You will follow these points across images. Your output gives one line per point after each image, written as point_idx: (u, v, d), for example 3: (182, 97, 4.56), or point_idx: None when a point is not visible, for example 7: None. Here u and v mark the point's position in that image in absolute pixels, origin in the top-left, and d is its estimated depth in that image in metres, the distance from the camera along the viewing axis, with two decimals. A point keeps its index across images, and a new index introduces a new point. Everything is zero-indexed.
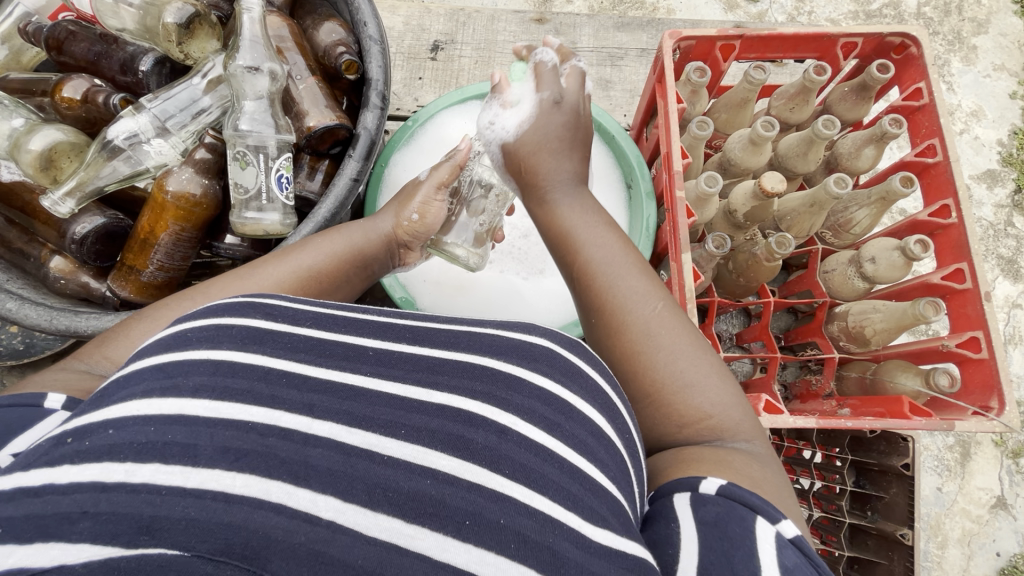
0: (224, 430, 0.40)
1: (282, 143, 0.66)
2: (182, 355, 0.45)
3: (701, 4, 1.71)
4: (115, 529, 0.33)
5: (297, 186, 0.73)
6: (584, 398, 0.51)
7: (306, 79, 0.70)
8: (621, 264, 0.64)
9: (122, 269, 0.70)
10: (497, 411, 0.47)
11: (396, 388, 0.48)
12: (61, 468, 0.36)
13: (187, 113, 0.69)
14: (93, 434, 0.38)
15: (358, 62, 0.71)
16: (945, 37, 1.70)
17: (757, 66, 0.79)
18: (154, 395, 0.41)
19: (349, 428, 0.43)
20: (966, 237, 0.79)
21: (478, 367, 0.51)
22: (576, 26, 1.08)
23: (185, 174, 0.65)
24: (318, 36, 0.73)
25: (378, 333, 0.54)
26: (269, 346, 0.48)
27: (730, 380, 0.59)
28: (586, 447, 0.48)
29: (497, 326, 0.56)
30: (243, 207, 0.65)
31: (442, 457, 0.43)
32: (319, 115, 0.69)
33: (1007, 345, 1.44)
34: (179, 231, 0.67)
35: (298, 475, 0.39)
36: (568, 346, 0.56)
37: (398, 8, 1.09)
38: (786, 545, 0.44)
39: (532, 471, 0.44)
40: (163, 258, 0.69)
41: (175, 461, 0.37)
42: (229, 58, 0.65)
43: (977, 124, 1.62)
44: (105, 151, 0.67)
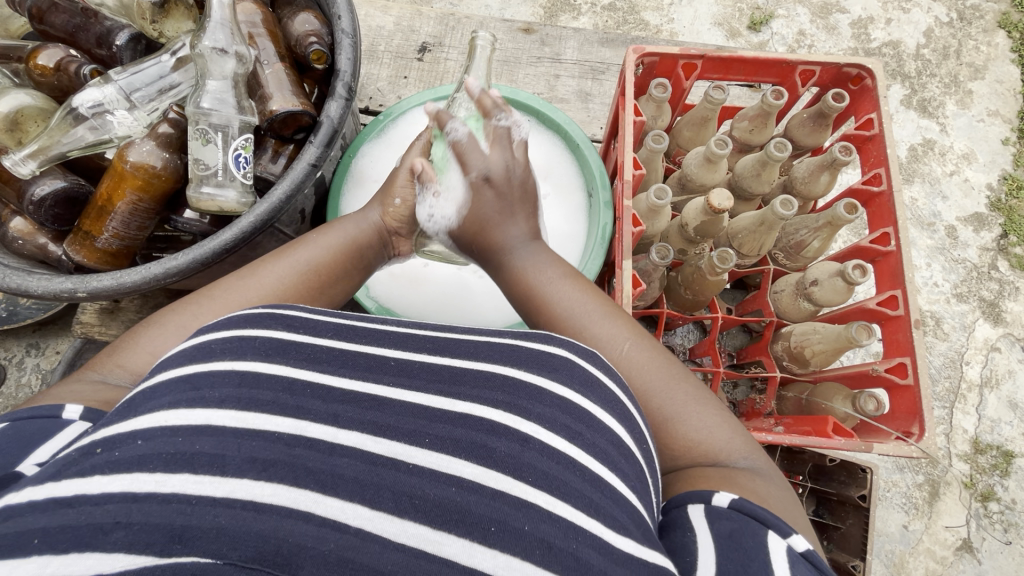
0: (251, 441, 0.43)
1: (245, 124, 0.69)
2: (211, 366, 0.47)
3: (704, 30, 1.75)
4: (150, 538, 0.36)
5: (258, 167, 0.75)
6: (606, 409, 0.53)
7: (273, 64, 0.72)
8: (587, 310, 0.65)
9: (79, 234, 0.70)
10: (518, 420, 0.49)
11: (420, 398, 0.51)
12: (92, 479, 0.38)
13: (153, 87, 0.71)
14: (122, 445, 0.41)
15: (327, 53, 0.74)
16: (941, 80, 1.72)
17: (716, 87, 0.82)
18: (182, 406, 0.44)
19: (374, 436, 0.46)
20: (902, 264, 0.80)
21: (499, 377, 0.53)
22: (562, 39, 1.10)
23: (146, 146, 0.67)
24: (292, 26, 0.75)
25: (397, 343, 0.56)
26: (293, 357, 0.51)
27: (714, 404, 0.61)
28: (607, 455, 0.50)
29: (516, 336, 0.57)
30: (200, 182, 0.66)
31: (466, 465, 0.46)
32: (283, 99, 0.71)
33: (983, 388, 1.44)
34: (136, 202, 0.68)
35: (326, 484, 0.42)
36: (587, 356, 0.57)
37: (390, 8, 1.12)
38: (799, 558, 0.46)
39: (554, 479, 0.46)
40: (118, 227, 0.69)
41: (204, 471, 0.40)
42: (197, 39, 0.68)
43: (968, 167, 1.63)
44: (70, 116, 0.70)
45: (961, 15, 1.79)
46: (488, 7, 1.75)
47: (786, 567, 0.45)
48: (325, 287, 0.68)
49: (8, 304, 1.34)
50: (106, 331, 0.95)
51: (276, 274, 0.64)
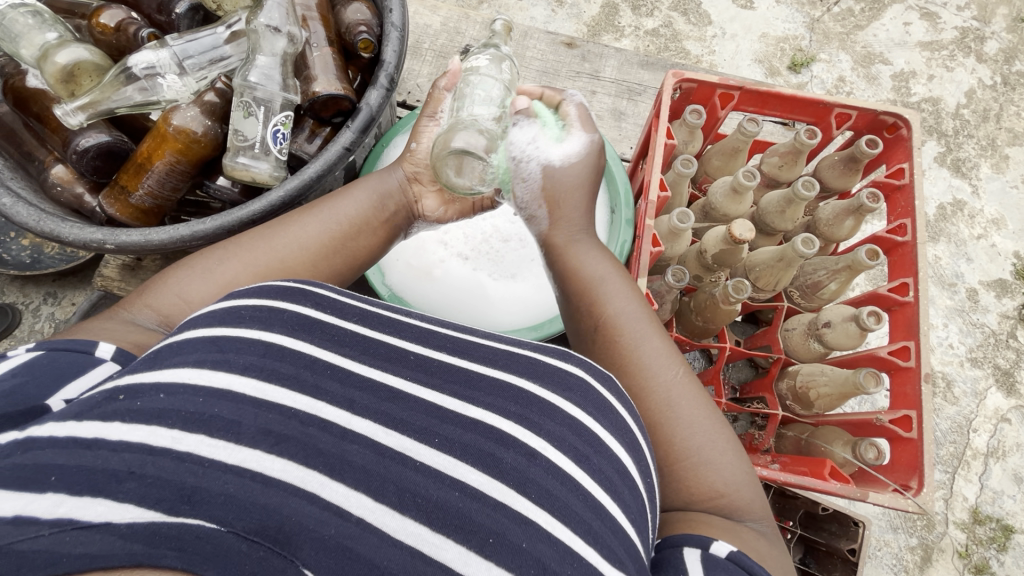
0: (266, 413, 0.46)
1: (286, 102, 0.71)
2: (238, 332, 0.50)
3: (744, 66, 1.76)
4: (159, 495, 0.38)
5: (293, 145, 0.76)
6: (615, 435, 0.54)
7: (322, 48, 0.74)
8: (643, 323, 0.67)
9: (116, 189, 0.72)
10: (527, 434, 0.51)
11: (433, 396, 0.53)
12: (112, 424, 0.41)
13: (205, 56, 0.74)
14: (144, 396, 0.43)
15: (374, 43, 0.77)
16: (978, 141, 1.71)
17: (750, 119, 0.82)
18: (206, 366, 0.47)
19: (386, 428, 0.49)
20: (917, 317, 0.79)
21: (513, 390, 0.55)
22: (603, 57, 1.12)
23: (190, 112, 0.69)
24: (345, 13, 0.77)
25: (420, 338, 0.58)
26: (318, 336, 0.54)
27: (742, 455, 0.62)
28: (611, 483, 0.51)
29: (535, 349, 0.59)
30: (237, 152, 0.68)
31: (472, 471, 0.48)
32: (326, 82, 0.73)
33: (989, 458, 1.41)
34: (174, 163, 0.70)
35: (333, 468, 0.44)
36: (602, 380, 0.58)
37: (439, 8, 1.14)
38: None
39: (557, 500, 0.47)
40: (152, 185, 0.71)
41: (219, 435, 0.43)
42: (254, 16, 0.70)
43: (996, 233, 1.61)
44: (123, 75, 0.72)
45: (1005, 80, 1.78)
46: (534, 18, 1.78)
47: None
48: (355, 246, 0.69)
49: (33, 252, 1.40)
50: (125, 287, 0.97)
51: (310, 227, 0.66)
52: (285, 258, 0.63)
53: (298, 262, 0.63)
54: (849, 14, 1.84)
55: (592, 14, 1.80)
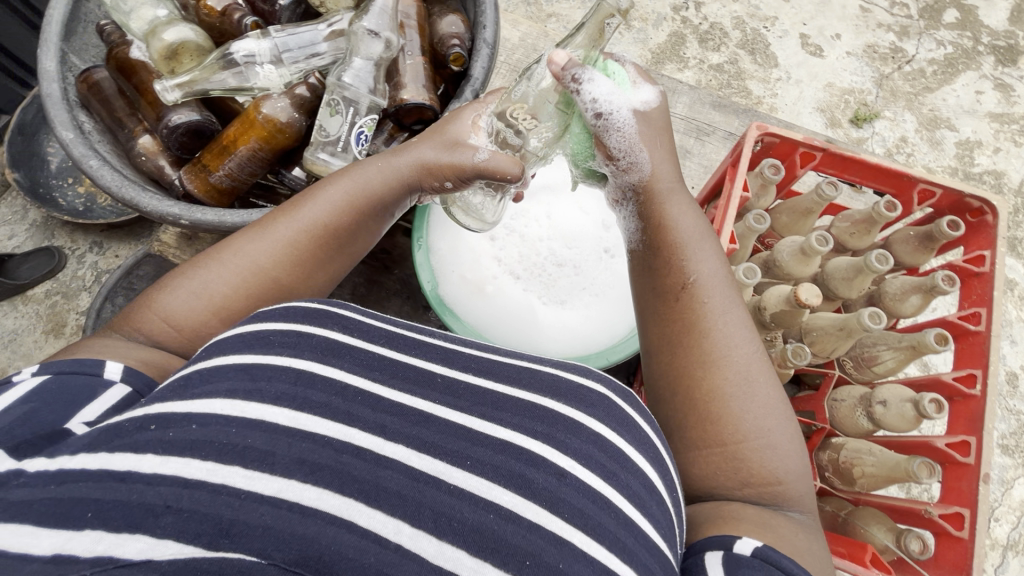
0: (301, 443, 0.47)
1: (373, 104, 0.73)
2: (268, 360, 0.53)
3: (805, 113, 1.73)
4: (198, 529, 0.39)
5: (371, 147, 0.78)
6: (637, 448, 0.56)
7: (415, 57, 0.75)
8: (725, 289, 0.65)
9: (196, 166, 0.75)
10: (556, 453, 0.53)
11: (462, 418, 0.55)
12: (146, 456, 0.43)
13: (303, 52, 0.76)
14: (176, 427, 0.46)
15: (465, 57, 0.79)
16: None
17: (832, 183, 0.80)
18: (239, 396, 0.49)
19: (418, 453, 0.50)
20: (983, 412, 0.78)
21: (538, 408, 0.57)
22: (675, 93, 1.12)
23: (281, 103, 0.73)
24: (440, 25, 0.80)
25: (443, 358, 0.62)
26: (345, 361, 0.57)
27: (798, 443, 0.60)
28: (639, 498, 0.52)
29: (556, 366, 0.62)
30: (319, 147, 0.72)
31: (505, 493, 0.49)
32: (415, 91, 0.75)
33: (1007, 550, 1.35)
34: (256, 149, 0.73)
35: (369, 495, 0.46)
36: (623, 396, 0.61)
37: (518, 23, 1.15)
38: None
39: (589, 517, 0.49)
40: (233, 168, 0.73)
41: (253, 466, 0.44)
42: (358, 18, 0.72)
43: None
44: (222, 60, 0.74)
45: None
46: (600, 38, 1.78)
47: None
48: (349, 234, 0.68)
49: (86, 201, 1.47)
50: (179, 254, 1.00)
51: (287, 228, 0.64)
52: (261, 266, 0.63)
53: (278, 274, 0.64)
54: (920, 75, 1.81)
55: (659, 41, 1.80)
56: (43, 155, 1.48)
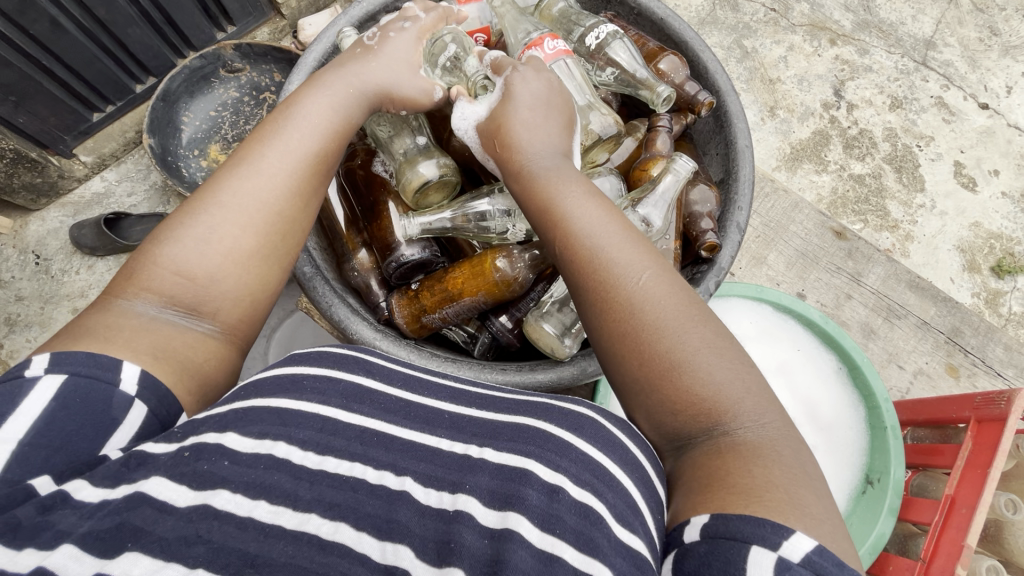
0: (323, 484, 0.52)
1: None
2: (299, 408, 0.57)
3: (943, 251, 1.61)
4: (225, 560, 0.44)
5: None
6: (624, 468, 0.56)
7: (669, 242, 0.78)
8: (610, 228, 0.62)
9: (413, 304, 0.81)
10: (546, 472, 0.54)
11: (460, 448, 0.59)
12: (181, 487, 0.47)
13: None
14: (210, 459, 0.50)
15: (718, 245, 0.77)
16: None
17: None
18: (269, 437, 0.54)
19: (424, 485, 0.55)
20: None
21: (530, 433, 0.60)
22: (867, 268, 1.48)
23: (519, 264, 0.78)
24: (693, 197, 0.82)
25: (452, 397, 0.67)
26: (367, 406, 0.61)
27: (731, 348, 0.56)
28: (621, 514, 0.51)
29: (549, 400, 0.66)
30: (543, 317, 0.77)
31: (488, 512, 0.51)
32: None
33: None
34: (480, 300, 0.79)
35: (381, 529, 0.50)
36: (614, 421, 0.62)
37: None
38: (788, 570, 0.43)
39: (582, 535, 0.48)
40: (450, 313, 0.80)
41: (278, 502, 0.49)
42: (635, 201, 0.76)
43: None
44: (471, 212, 0.81)
45: None
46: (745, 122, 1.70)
47: None
48: (318, 143, 0.67)
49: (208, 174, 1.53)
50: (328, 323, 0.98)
51: (264, 165, 0.64)
52: (215, 237, 0.60)
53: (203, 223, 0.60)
54: None
55: (801, 137, 1.70)
56: (177, 124, 1.53)
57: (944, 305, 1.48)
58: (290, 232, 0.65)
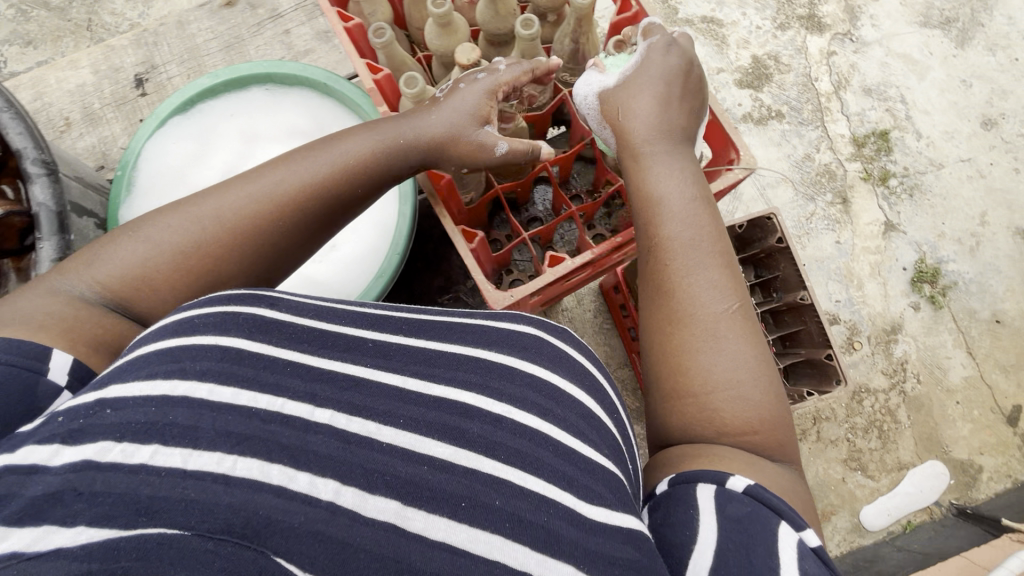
0: (223, 417, 0.60)
1: None
2: (193, 344, 0.67)
3: None
4: (115, 512, 0.49)
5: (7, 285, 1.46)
6: (571, 382, 0.85)
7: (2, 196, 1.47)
8: (704, 258, 0.97)
9: None
10: (492, 402, 0.75)
11: (397, 380, 0.74)
12: (56, 449, 0.54)
13: None
14: (94, 415, 0.58)
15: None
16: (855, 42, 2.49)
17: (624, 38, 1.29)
18: (160, 376, 0.62)
19: (349, 416, 0.67)
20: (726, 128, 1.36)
21: (468, 361, 0.81)
22: None
23: None
24: None
25: (376, 326, 0.83)
26: (273, 337, 0.74)
27: (756, 356, 0.92)
28: (577, 426, 0.79)
29: (480, 319, 0.90)
30: None
31: (438, 446, 0.67)
32: None
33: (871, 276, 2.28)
34: None
35: (297, 458, 0.59)
36: (555, 335, 0.92)
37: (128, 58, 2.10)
38: (809, 548, 0.74)
39: (526, 454, 0.70)
40: None
41: (173, 444, 0.56)
42: None
43: (895, 134, 2.41)
44: None
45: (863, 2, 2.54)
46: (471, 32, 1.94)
47: (790, 545, 0.74)
48: (280, 200, 0.94)
49: None
50: None
51: (222, 207, 0.91)
52: (160, 251, 0.87)
53: (164, 247, 0.87)
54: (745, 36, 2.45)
55: None
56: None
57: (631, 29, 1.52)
58: (214, 270, 0.90)
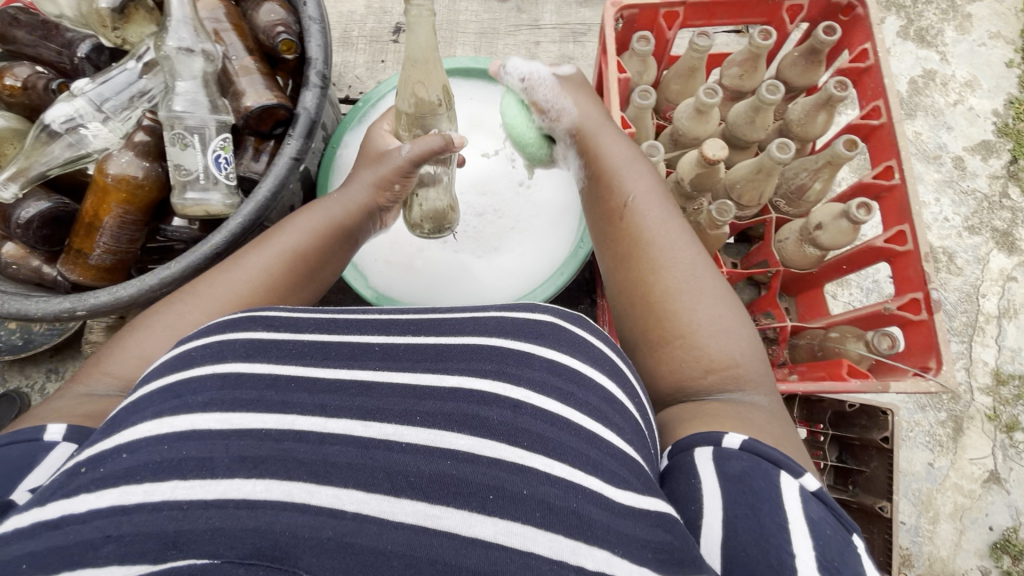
0: (239, 441, 0.49)
1: (220, 124, 0.83)
2: (195, 373, 0.54)
3: None
4: (142, 547, 0.42)
5: (243, 166, 0.90)
6: (593, 366, 0.61)
7: (241, 59, 0.86)
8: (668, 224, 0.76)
9: (71, 255, 0.85)
10: (510, 388, 0.56)
11: (409, 377, 0.58)
12: (79, 498, 0.45)
13: (123, 96, 0.86)
14: (107, 462, 0.47)
15: (295, 42, 0.89)
16: (935, 4, 1.67)
17: (701, 35, 0.95)
18: (165, 415, 0.50)
19: (363, 422, 0.52)
20: (893, 135, 0.94)
21: (485, 349, 0.60)
22: (541, 5, 1.38)
23: (125, 158, 0.81)
24: (258, 16, 0.89)
25: (382, 329, 0.65)
26: (274, 355, 0.58)
27: (727, 305, 0.71)
28: (600, 412, 0.58)
29: (500, 310, 0.66)
30: (186, 188, 0.81)
31: (460, 437, 0.52)
32: (257, 95, 0.86)
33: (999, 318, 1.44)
34: (122, 215, 0.83)
35: (317, 473, 0.48)
36: (572, 321, 0.65)
37: None
38: (809, 496, 0.55)
39: (551, 440, 0.52)
40: (108, 242, 0.83)
41: (192, 476, 0.46)
42: (163, 44, 0.81)
43: (971, 95, 1.59)
44: (46, 136, 0.84)
45: None
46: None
47: (797, 507, 0.53)
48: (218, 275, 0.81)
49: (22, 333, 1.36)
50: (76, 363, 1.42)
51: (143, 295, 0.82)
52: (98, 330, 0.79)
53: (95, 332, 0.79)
54: None
55: None
56: None
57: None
58: None
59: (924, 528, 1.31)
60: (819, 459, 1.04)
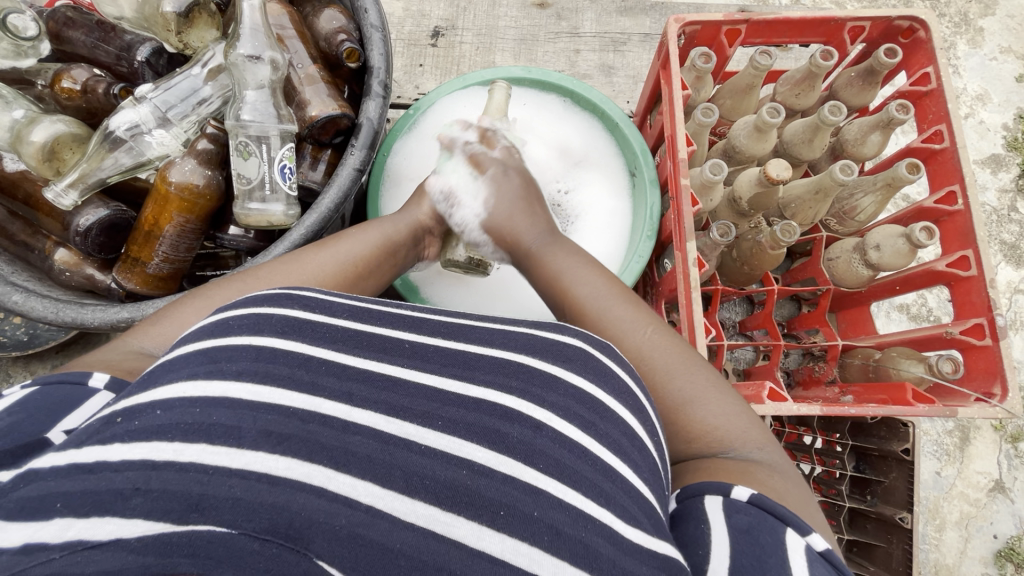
0: (265, 415, 0.45)
1: (284, 132, 0.81)
2: (226, 341, 0.50)
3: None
4: (167, 507, 0.38)
5: (302, 175, 0.90)
6: (618, 399, 0.57)
7: (305, 67, 0.86)
8: (608, 296, 0.73)
9: (128, 262, 0.84)
10: (533, 408, 0.53)
11: (432, 380, 0.54)
12: (112, 447, 0.41)
13: (187, 103, 0.83)
14: (142, 415, 0.43)
15: (357, 50, 0.87)
16: (951, 19, 1.67)
17: (763, 54, 0.96)
18: (199, 377, 0.46)
19: (386, 417, 0.49)
20: (957, 160, 0.94)
21: (511, 364, 0.57)
22: (580, 11, 1.37)
23: (189, 165, 0.80)
24: (320, 23, 0.89)
25: (412, 327, 0.60)
26: (307, 335, 0.53)
27: (721, 393, 0.65)
28: (619, 447, 0.53)
29: (531, 326, 0.62)
30: (248, 197, 0.79)
31: (477, 449, 0.48)
32: (321, 105, 0.85)
33: (1008, 330, 1.47)
34: (184, 223, 0.82)
35: (339, 461, 0.44)
36: (599, 348, 0.61)
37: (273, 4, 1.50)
38: (816, 557, 0.50)
39: (567, 467, 0.49)
40: (167, 249, 0.84)
41: (220, 442, 0.42)
42: (232, 49, 0.79)
43: (982, 108, 1.61)
44: (108, 143, 0.80)
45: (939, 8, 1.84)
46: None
47: (805, 563, 0.49)
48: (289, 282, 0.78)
49: (30, 327, 1.30)
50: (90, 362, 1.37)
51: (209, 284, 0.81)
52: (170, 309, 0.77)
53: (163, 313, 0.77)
54: None
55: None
56: None
57: (654, 10, 1.38)
58: None
59: (931, 536, 1.33)
60: (837, 467, 1.08)
